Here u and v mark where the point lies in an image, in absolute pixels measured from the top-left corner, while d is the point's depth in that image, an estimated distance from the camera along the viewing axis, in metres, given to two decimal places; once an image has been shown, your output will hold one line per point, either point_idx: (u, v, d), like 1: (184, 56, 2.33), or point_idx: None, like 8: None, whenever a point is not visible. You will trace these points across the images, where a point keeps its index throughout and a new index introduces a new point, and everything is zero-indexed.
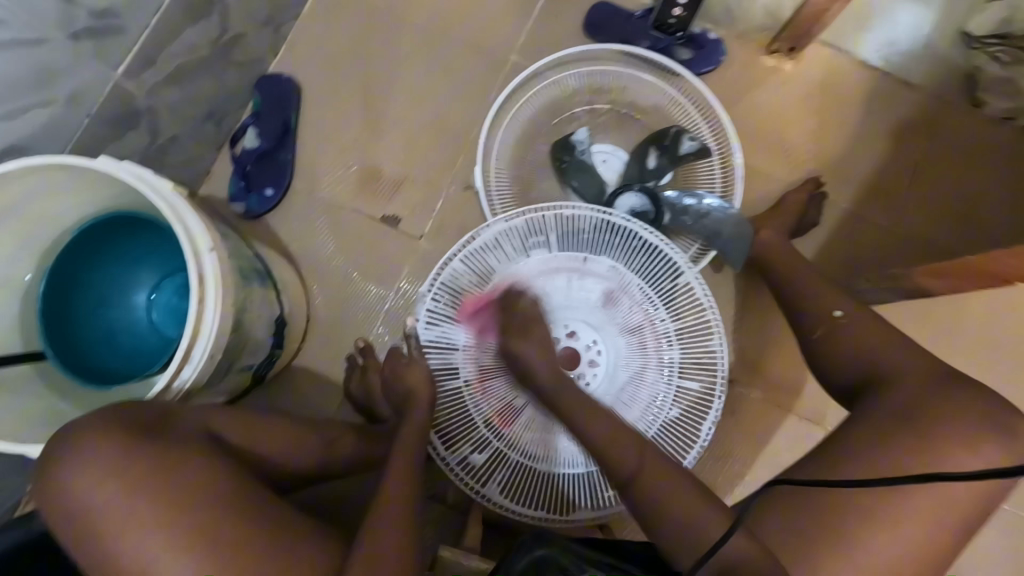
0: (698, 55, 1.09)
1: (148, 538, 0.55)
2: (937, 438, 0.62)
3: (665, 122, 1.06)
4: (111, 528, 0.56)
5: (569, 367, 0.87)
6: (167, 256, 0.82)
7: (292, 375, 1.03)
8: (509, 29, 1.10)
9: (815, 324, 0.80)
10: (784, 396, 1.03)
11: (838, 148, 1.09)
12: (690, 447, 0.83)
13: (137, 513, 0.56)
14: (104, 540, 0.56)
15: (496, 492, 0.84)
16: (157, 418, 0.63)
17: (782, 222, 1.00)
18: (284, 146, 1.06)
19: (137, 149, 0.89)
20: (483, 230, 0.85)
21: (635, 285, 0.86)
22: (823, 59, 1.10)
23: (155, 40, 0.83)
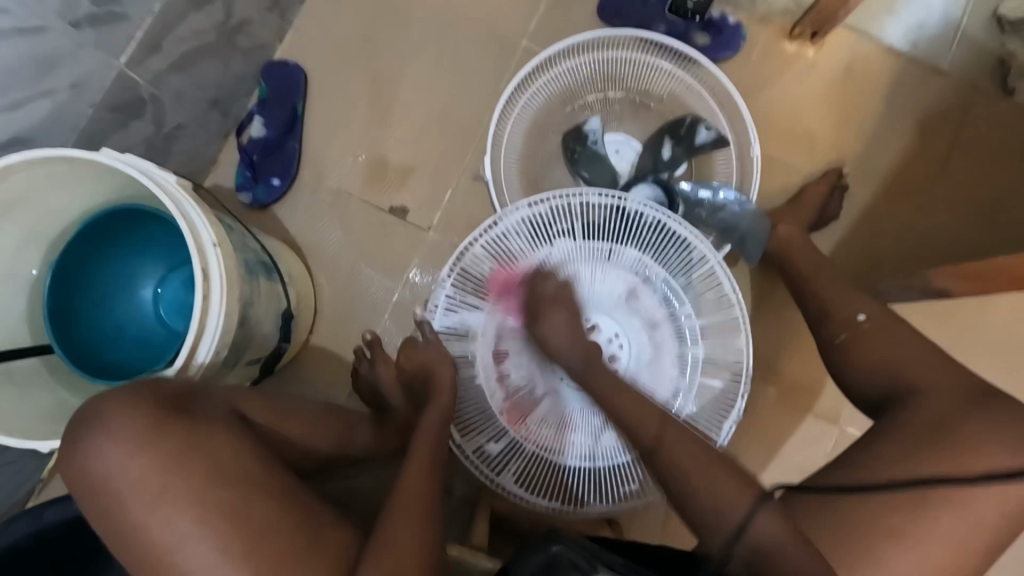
0: (716, 40, 1.05)
1: (173, 517, 0.55)
2: (963, 454, 0.61)
3: (680, 111, 1.02)
4: (135, 506, 0.56)
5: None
6: (176, 249, 0.81)
7: (299, 368, 1.02)
8: (520, 14, 1.07)
9: (838, 327, 0.78)
10: (799, 394, 1.01)
11: (863, 138, 1.05)
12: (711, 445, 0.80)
13: (164, 491, 0.56)
14: (122, 524, 0.56)
15: (511, 482, 0.82)
16: (179, 396, 0.62)
17: (801, 216, 0.97)
18: (291, 134, 1.04)
19: (142, 138, 0.88)
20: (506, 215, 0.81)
21: (660, 279, 0.83)
22: (848, 44, 1.06)
23: (158, 26, 0.81)
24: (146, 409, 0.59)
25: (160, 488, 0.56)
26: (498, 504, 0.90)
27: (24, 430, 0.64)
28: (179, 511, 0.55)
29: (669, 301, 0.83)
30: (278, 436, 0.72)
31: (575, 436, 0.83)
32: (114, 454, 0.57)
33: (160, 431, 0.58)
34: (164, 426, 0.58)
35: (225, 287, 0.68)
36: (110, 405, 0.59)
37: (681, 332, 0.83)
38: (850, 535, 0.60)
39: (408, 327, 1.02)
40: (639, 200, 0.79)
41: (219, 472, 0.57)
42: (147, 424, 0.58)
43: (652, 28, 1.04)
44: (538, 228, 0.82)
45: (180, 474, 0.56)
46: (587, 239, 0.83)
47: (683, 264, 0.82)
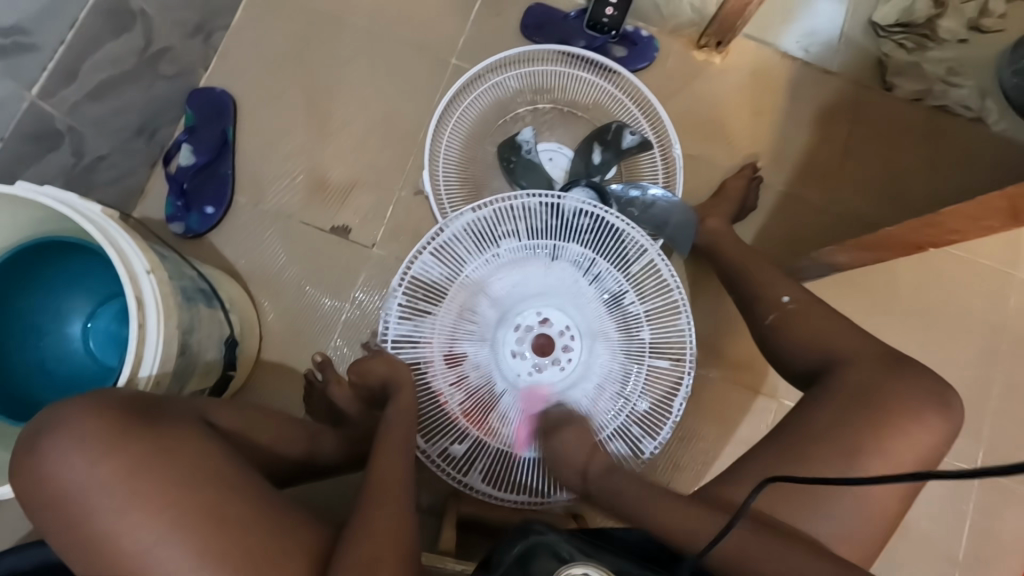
0: (632, 51, 1.13)
1: (147, 521, 0.53)
2: (886, 412, 0.68)
3: (607, 117, 1.09)
4: (107, 511, 0.53)
5: (543, 354, 0.88)
6: (104, 280, 0.78)
7: (250, 397, 0.99)
8: (448, 33, 1.10)
9: (767, 309, 0.84)
10: (740, 373, 1.08)
11: (771, 135, 1.16)
12: (659, 430, 0.84)
13: (135, 497, 0.53)
14: (88, 539, 0.53)
15: (478, 481, 0.83)
16: (140, 403, 0.59)
17: (724, 209, 1.05)
18: (223, 160, 1.03)
19: (61, 169, 0.84)
20: (451, 222, 0.83)
21: (605, 270, 0.86)
22: (750, 51, 1.16)
23: (73, 55, 0.78)
24: (105, 418, 0.56)
25: (130, 494, 0.53)
26: (463, 507, 0.89)
27: None
28: (157, 515, 0.53)
29: (613, 292, 0.86)
30: (246, 444, 0.70)
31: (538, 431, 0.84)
32: (77, 464, 0.54)
33: (126, 437, 0.56)
34: (128, 433, 0.56)
35: (162, 313, 0.66)
36: (67, 410, 0.56)
37: (627, 319, 0.86)
38: (798, 495, 0.66)
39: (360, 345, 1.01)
40: (573, 199, 0.82)
41: (192, 473, 0.56)
42: (113, 428, 0.56)
43: (574, 43, 1.11)
44: (482, 233, 0.84)
45: (151, 479, 0.54)
46: (532, 237, 0.85)
47: (623, 256, 0.85)
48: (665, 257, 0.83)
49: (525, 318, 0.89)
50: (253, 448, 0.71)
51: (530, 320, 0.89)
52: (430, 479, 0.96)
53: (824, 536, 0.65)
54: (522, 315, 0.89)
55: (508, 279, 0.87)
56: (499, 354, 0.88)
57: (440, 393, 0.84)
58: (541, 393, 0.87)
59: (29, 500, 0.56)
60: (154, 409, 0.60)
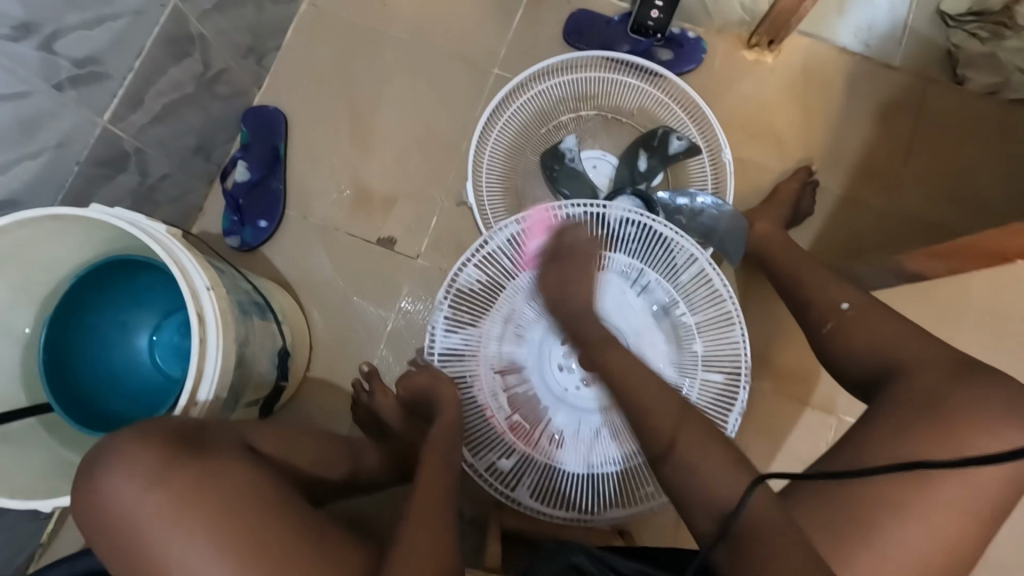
0: (678, 54, 1.09)
1: (191, 549, 0.55)
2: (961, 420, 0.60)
3: (652, 123, 1.07)
4: (157, 540, 0.56)
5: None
6: (165, 295, 0.82)
7: (299, 405, 1.02)
8: (490, 43, 1.11)
9: (823, 317, 0.79)
10: (795, 387, 1.03)
11: (827, 136, 1.10)
12: None
13: (181, 525, 0.55)
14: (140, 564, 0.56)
15: (527, 496, 0.82)
16: (190, 430, 0.62)
17: (777, 213, 1.01)
18: (274, 174, 1.06)
19: (128, 189, 0.89)
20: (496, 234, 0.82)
21: (654, 280, 0.85)
22: (803, 48, 1.11)
23: (140, 81, 0.82)
24: (152, 447, 0.59)
25: (176, 523, 0.55)
26: (507, 521, 0.88)
27: (25, 490, 0.63)
28: (200, 543, 0.55)
29: (663, 303, 0.85)
30: (289, 465, 0.71)
31: (588, 444, 0.83)
32: (128, 491, 0.57)
33: (171, 466, 0.58)
34: (175, 463, 0.58)
35: (221, 327, 0.69)
36: (117, 443, 0.59)
37: (678, 331, 0.84)
38: (864, 514, 0.59)
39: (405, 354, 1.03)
40: (620, 208, 0.81)
41: (231, 500, 0.57)
42: (160, 457, 0.58)
43: (617, 47, 1.08)
44: (527, 244, 0.83)
45: (195, 507, 0.56)
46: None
47: (671, 265, 0.84)
48: (716, 266, 0.81)
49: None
50: (293, 469, 0.71)
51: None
52: (474, 491, 0.96)
53: (904, 565, 0.57)
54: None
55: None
56: (545, 367, 0.86)
57: (487, 405, 0.84)
58: (591, 408, 0.85)
59: (87, 521, 0.58)
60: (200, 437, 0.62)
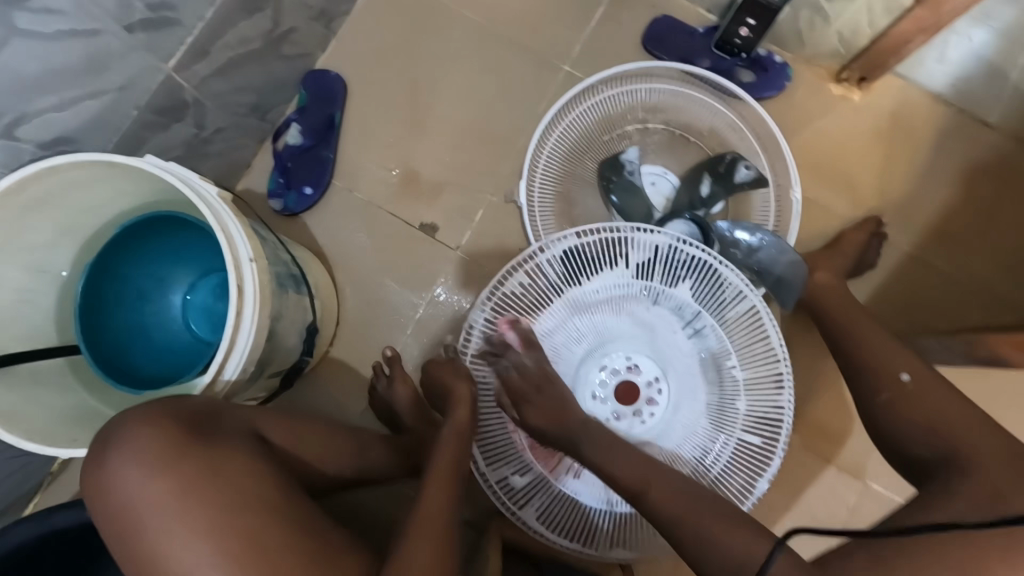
0: (762, 77, 1.03)
1: (189, 543, 0.56)
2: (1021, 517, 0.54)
3: (720, 147, 1.01)
4: (157, 528, 0.56)
5: (625, 403, 0.85)
6: (202, 254, 0.81)
7: (316, 378, 1.01)
8: (566, 38, 1.06)
9: (878, 384, 0.74)
10: (823, 443, 0.99)
11: (904, 188, 1.03)
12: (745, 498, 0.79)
13: (185, 515, 0.56)
14: (136, 551, 0.57)
15: (535, 519, 0.81)
16: (207, 416, 0.63)
17: (839, 263, 0.95)
18: (326, 143, 1.04)
19: (182, 140, 0.87)
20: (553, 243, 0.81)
21: (708, 326, 0.83)
22: (894, 91, 1.04)
23: (209, 32, 0.80)
24: (166, 434, 0.59)
25: (179, 515, 0.56)
26: (507, 531, 0.85)
27: (44, 435, 0.63)
28: (196, 538, 0.56)
29: (713, 351, 0.83)
30: (296, 459, 0.71)
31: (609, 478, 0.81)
32: (133, 475, 0.58)
33: (181, 456, 0.58)
34: (185, 452, 0.59)
35: (258, 303, 0.67)
36: (128, 421, 0.60)
37: (724, 384, 0.83)
38: None
39: (429, 344, 1.01)
40: (674, 236, 0.79)
41: (237, 498, 0.58)
42: (170, 444, 0.59)
43: (697, 62, 1.03)
44: (582, 260, 0.82)
45: (199, 501, 0.57)
46: (637, 276, 0.83)
47: (720, 302, 0.82)
48: (774, 322, 0.80)
49: (613, 360, 0.86)
50: (300, 466, 0.71)
51: (617, 364, 0.86)
52: (477, 495, 0.94)
53: None
54: (610, 358, 0.86)
55: (604, 315, 0.85)
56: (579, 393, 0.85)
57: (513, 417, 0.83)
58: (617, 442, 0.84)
59: (102, 480, 0.58)
60: (210, 425, 0.63)
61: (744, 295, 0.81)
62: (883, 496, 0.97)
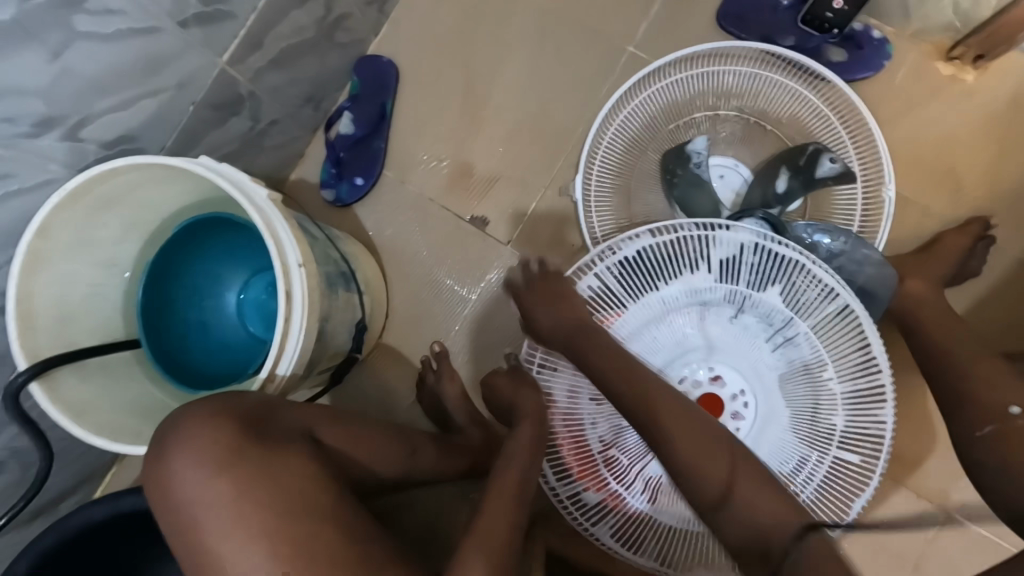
0: (855, 56, 0.91)
1: (244, 548, 0.57)
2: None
3: (801, 137, 0.91)
4: (215, 530, 0.57)
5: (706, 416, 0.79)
6: (256, 253, 0.82)
7: (366, 371, 1.02)
8: (631, 16, 0.97)
9: (981, 417, 0.66)
10: (901, 466, 0.90)
11: (1022, 184, 0.89)
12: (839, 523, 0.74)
13: (237, 516, 0.57)
14: (191, 545, 0.58)
15: (609, 537, 0.78)
16: (260, 413, 0.64)
17: (937, 271, 0.84)
18: (378, 133, 1.02)
19: (239, 133, 0.87)
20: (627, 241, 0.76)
21: (801, 336, 0.75)
22: (1017, 71, 0.89)
23: (262, 22, 0.78)
24: (221, 432, 0.60)
25: (235, 519, 0.57)
26: (552, 543, 0.82)
27: (111, 430, 0.66)
28: (250, 542, 0.57)
29: (806, 362, 0.76)
30: (344, 462, 0.71)
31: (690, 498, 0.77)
32: (194, 475, 0.59)
33: (235, 455, 0.59)
34: (239, 451, 0.59)
35: (306, 308, 0.67)
36: (185, 418, 0.61)
37: (819, 399, 0.75)
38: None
39: (478, 341, 0.99)
40: (761, 233, 0.72)
41: (286, 503, 0.58)
42: (230, 447, 0.60)
43: (780, 40, 0.92)
44: (659, 263, 0.76)
45: (251, 502, 0.58)
46: (722, 280, 0.76)
47: (810, 309, 0.74)
48: (873, 325, 0.71)
49: (693, 370, 0.80)
50: (348, 466, 0.71)
51: (698, 374, 0.80)
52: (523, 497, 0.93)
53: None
54: (689, 368, 0.80)
55: (685, 323, 0.79)
56: None
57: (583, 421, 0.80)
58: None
59: (160, 478, 0.60)
60: (264, 422, 0.63)
61: (834, 294, 0.73)
62: (969, 530, 0.87)
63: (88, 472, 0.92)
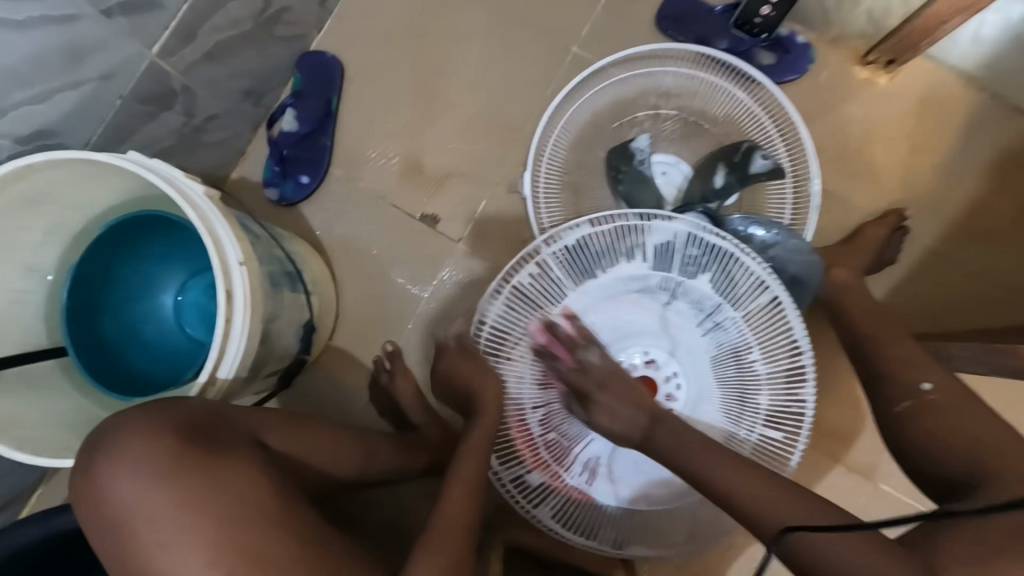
0: (783, 60, 0.97)
1: (192, 560, 0.54)
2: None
3: (736, 135, 0.96)
4: (160, 543, 0.55)
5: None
6: (192, 253, 0.79)
7: (317, 374, 0.99)
8: (575, 17, 1.00)
9: (898, 394, 0.70)
10: (831, 444, 0.96)
11: (930, 179, 0.98)
12: None
13: (182, 527, 0.55)
14: (131, 560, 0.55)
15: (549, 517, 0.79)
16: (208, 420, 0.62)
17: (859, 259, 0.91)
18: (323, 129, 1.00)
19: (172, 128, 0.83)
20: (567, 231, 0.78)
21: (729, 320, 0.80)
22: (923, 75, 0.98)
23: (196, 13, 0.75)
24: (165, 441, 0.58)
25: (182, 530, 0.55)
26: (514, 535, 0.85)
27: (37, 445, 0.62)
28: (198, 553, 0.54)
29: (734, 345, 0.80)
30: (297, 463, 0.69)
31: (630, 475, 0.80)
32: (135, 487, 0.56)
33: (179, 463, 0.57)
34: (183, 460, 0.57)
35: (248, 307, 0.65)
36: (124, 427, 0.58)
37: (746, 380, 0.79)
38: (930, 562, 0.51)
39: (431, 340, 0.98)
40: (694, 223, 0.76)
41: (235, 510, 0.56)
42: (177, 456, 0.57)
43: (714, 43, 0.97)
44: (597, 251, 0.78)
45: (197, 512, 0.55)
46: (656, 268, 0.79)
47: (739, 296, 0.78)
48: (798, 314, 0.76)
49: (630, 355, 0.84)
50: (301, 469, 0.70)
51: (634, 359, 0.84)
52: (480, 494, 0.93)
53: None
54: (627, 353, 0.84)
55: (622, 309, 0.82)
56: None
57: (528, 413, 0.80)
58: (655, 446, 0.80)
59: (94, 492, 0.57)
60: (211, 430, 0.61)
61: (765, 286, 0.77)
62: (894, 499, 0.94)
63: (11, 493, 0.85)
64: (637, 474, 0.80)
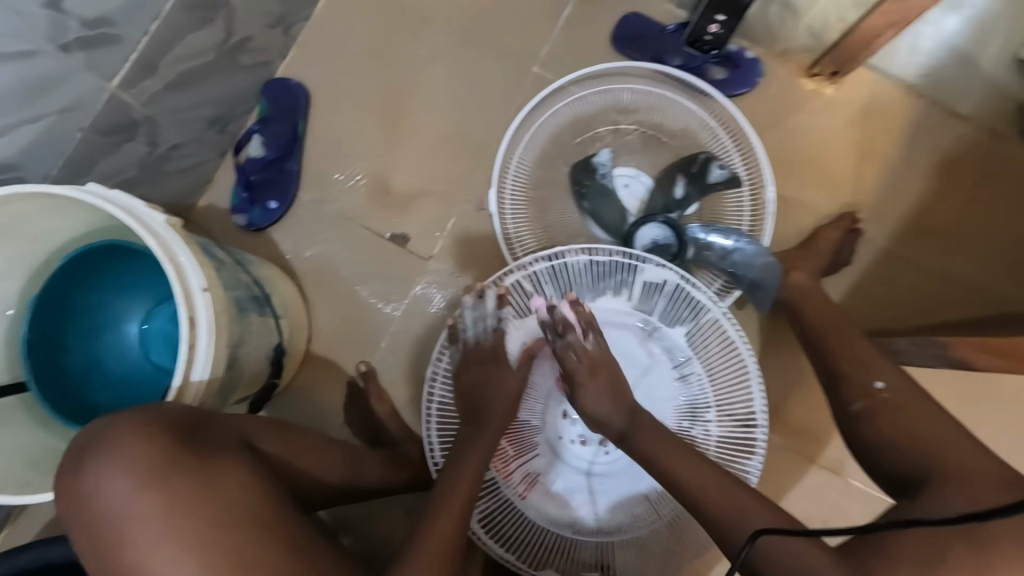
0: (733, 74, 1.02)
1: (176, 561, 0.53)
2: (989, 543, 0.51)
3: (692, 146, 1.00)
4: (140, 544, 0.53)
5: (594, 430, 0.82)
6: (159, 282, 0.79)
7: (291, 397, 0.99)
8: (535, 39, 1.03)
9: (854, 394, 0.73)
10: (801, 442, 0.99)
11: (879, 182, 1.02)
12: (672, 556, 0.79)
13: (170, 532, 0.53)
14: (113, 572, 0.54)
15: (478, 524, 0.78)
16: (195, 424, 0.61)
17: (815, 262, 0.94)
18: (291, 155, 1.01)
19: (135, 158, 0.84)
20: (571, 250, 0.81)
21: (695, 375, 0.81)
22: (866, 85, 1.03)
23: (156, 46, 0.76)
24: (155, 446, 0.56)
25: (163, 529, 0.53)
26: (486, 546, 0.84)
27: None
28: (185, 553, 0.53)
29: (694, 400, 0.81)
30: (284, 467, 0.69)
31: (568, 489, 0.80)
32: (117, 490, 0.55)
33: (168, 468, 0.55)
34: (169, 463, 0.56)
35: (213, 334, 0.65)
36: (110, 432, 0.57)
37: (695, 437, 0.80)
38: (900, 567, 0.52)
39: (405, 358, 0.99)
40: (683, 275, 0.78)
41: (223, 515, 0.55)
42: (160, 457, 0.56)
43: (668, 60, 1.01)
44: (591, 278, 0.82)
45: (183, 519, 0.54)
46: (640, 307, 0.83)
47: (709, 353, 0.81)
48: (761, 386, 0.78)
49: None
50: (288, 473, 0.69)
51: None
52: None
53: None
54: None
55: None
56: (552, 408, 0.84)
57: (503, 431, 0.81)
58: (615, 471, 0.81)
59: (70, 510, 0.56)
60: (200, 435, 0.60)
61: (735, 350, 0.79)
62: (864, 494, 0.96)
63: None
64: (581, 501, 0.80)
